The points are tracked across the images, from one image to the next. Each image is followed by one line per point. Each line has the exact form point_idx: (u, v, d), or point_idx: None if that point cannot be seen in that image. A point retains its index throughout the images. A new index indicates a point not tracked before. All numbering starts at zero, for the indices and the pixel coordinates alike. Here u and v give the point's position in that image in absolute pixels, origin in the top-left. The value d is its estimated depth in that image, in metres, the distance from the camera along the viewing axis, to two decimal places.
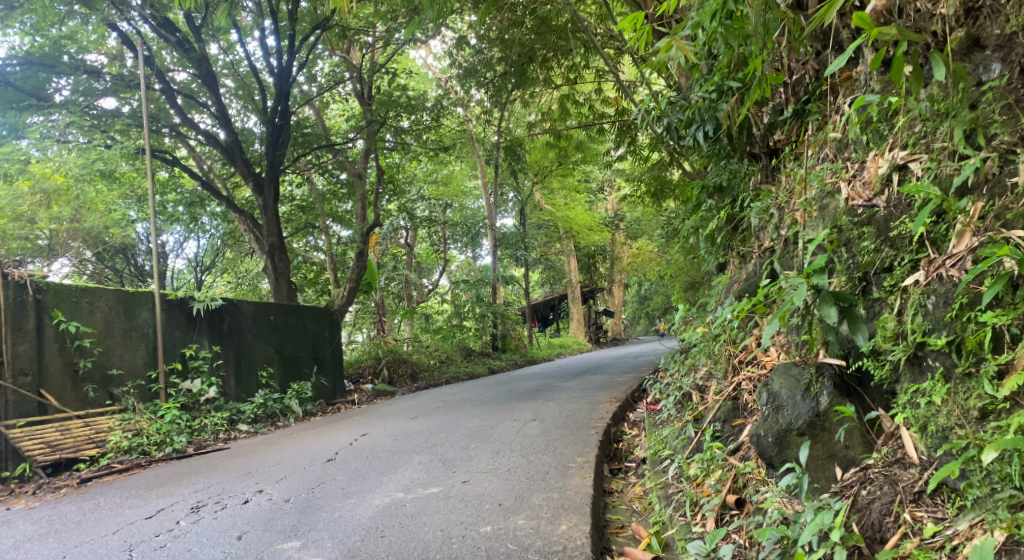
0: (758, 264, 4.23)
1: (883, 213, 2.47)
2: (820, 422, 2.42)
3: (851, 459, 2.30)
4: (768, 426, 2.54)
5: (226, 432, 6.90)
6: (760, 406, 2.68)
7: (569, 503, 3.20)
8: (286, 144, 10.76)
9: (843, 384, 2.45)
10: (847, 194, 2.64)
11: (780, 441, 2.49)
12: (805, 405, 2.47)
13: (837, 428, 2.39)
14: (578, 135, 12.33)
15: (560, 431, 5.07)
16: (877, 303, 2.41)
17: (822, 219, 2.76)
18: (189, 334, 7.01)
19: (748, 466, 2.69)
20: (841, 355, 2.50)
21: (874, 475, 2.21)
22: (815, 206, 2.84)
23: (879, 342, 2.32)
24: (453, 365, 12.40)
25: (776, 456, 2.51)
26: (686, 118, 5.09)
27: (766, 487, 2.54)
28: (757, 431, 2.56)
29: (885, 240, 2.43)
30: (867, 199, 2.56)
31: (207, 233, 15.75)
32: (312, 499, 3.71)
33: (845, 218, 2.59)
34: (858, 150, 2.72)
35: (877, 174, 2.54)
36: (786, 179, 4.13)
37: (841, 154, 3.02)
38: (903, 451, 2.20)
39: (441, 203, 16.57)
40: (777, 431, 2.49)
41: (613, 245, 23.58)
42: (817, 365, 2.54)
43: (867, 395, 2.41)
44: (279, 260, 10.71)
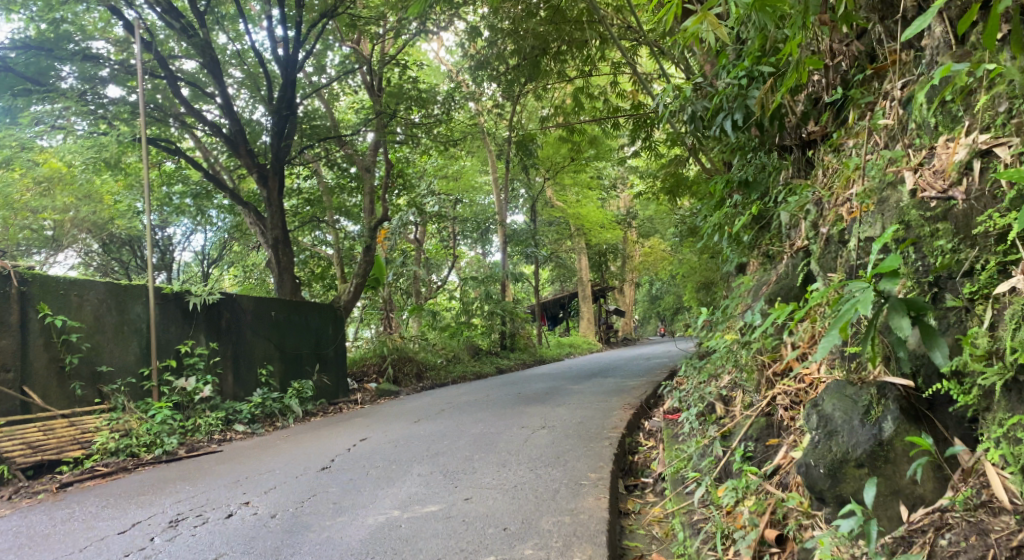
0: (790, 266, 3.89)
1: (962, 208, 2.13)
2: (884, 453, 2.10)
3: (920, 498, 2.00)
4: (819, 456, 2.24)
5: (222, 432, 6.61)
6: (807, 430, 2.37)
7: (581, 530, 2.88)
8: (291, 135, 10.48)
9: (910, 408, 2.12)
10: (912, 183, 2.32)
11: (833, 474, 2.18)
12: (863, 431, 2.17)
13: (904, 460, 2.07)
14: (593, 131, 11.98)
15: (571, 441, 4.74)
16: (952, 313, 2.09)
17: (883, 215, 2.43)
18: (185, 330, 6.74)
19: (790, 497, 2.36)
20: (908, 373, 2.17)
21: (954, 521, 1.87)
22: (874, 199, 2.53)
23: (966, 361, 1.97)
24: (460, 364, 12.08)
25: (828, 491, 2.19)
26: (712, 106, 4.72)
27: (816, 526, 2.23)
28: (806, 460, 2.25)
29: (965, 240, 2.09)
30: (940, 190, 2.22)
31: (215, 227, 15.52)
32: (300, 516, 3.43)
33: (914, 213, 2.26)
34: (925, 135, 2.40)
35: (953, 161, 2.21)
36: (824, 172, 3.77)
37: (898, 142, 2.68)
38: (990, 492, 1.86)
39: (450, 199, 16.26)
40: (830, 462, 2.19)
41: (625, 244, 23.20)
42: (877, 385, 2.21)
43: (939, 420, 2.08)
44: (283, 253, 10.39)
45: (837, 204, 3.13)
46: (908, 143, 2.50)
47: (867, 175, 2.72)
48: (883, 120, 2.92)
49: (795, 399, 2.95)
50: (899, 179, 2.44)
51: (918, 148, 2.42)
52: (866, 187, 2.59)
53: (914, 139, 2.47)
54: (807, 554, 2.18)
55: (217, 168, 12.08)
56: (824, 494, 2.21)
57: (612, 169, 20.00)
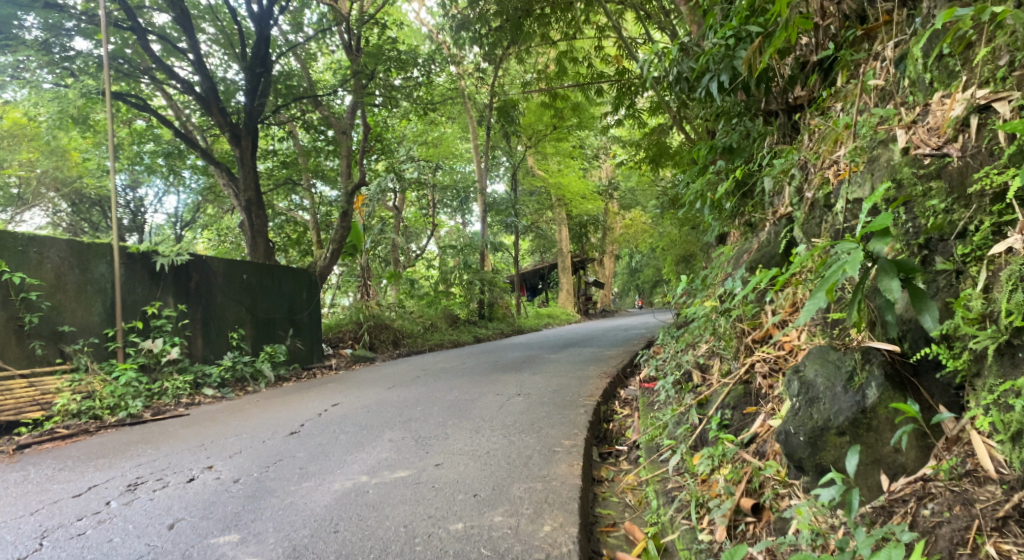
0: (773, 233, 3.82)
1: (957, 165, 2.07)
2: (866, 421, 2.05)
3: (901, 467, 1.95)
4: (799, 423, 2.18)
5: (190, 396, 6.46)
6: (788, 397, 2.31)
7: (553, 497, 2.80)
8: (265, 94, 10.16)
9: (896, 374, 2.06)
10: (904, 141, 2.26)
11: (814, 441, 2.12)
12: (846, 398, 2.11)
13: (886, 428, 2.01)
14: (576, 98, 11.78)
15: (546, 408, 4.67)
16: (941, 277, 2.03)
17: (872, 173, 2.36)
18: (152, 290, 6.55)
19: (767, 466, 2.30)
20: (893, 339, 2.11)
21: (938, 491, 1.83)
22: (864, 157, 2.45)
23: (957, 324, 1.93)
24: (437, 333, 11.98)
25: (807, 459, 2.14)
26: (697, 69, 4.57)
27: (794, 496, 2.16)
28: (787, 428, 2.21)
29: (959, 199, 2.03)
30: (935, 147, 2.15)
31: (189, 190, 15.15)
32: (264, 481, 3.32)
33: (906, 170, 2.19)
34: (918, 92, 2.33)
35: (949, 118, 2.13)
36: (810, 136, 3.67)
37: (889, 102, 2.59)
38: (975, 462, 1.83)
39: (430, 166, 16.00)
40: (811, 429, 2.13)
41: (605, 216, 23.12)
42: (861, 350, 2.16)
43: (924, 386, 2.02)
44: (257, 216, 10.14)
45: (823, 167, 3.06)
46: (900, 102, 2.41)
47: (856, 135, 2.63)
48: (873, 81, 2.82)
49: (775, 365, 2.89)
50: (891, 138, 2.36)
51: (911, 106, 2.33)
52: (856, 146, 2.51)
53: (907, 98, 2.38)
54: (783, 524, 2.12)
55: (189, 127, 11.73)
56: (802, 463, 2.16)
57: (593, 139, 19.81)
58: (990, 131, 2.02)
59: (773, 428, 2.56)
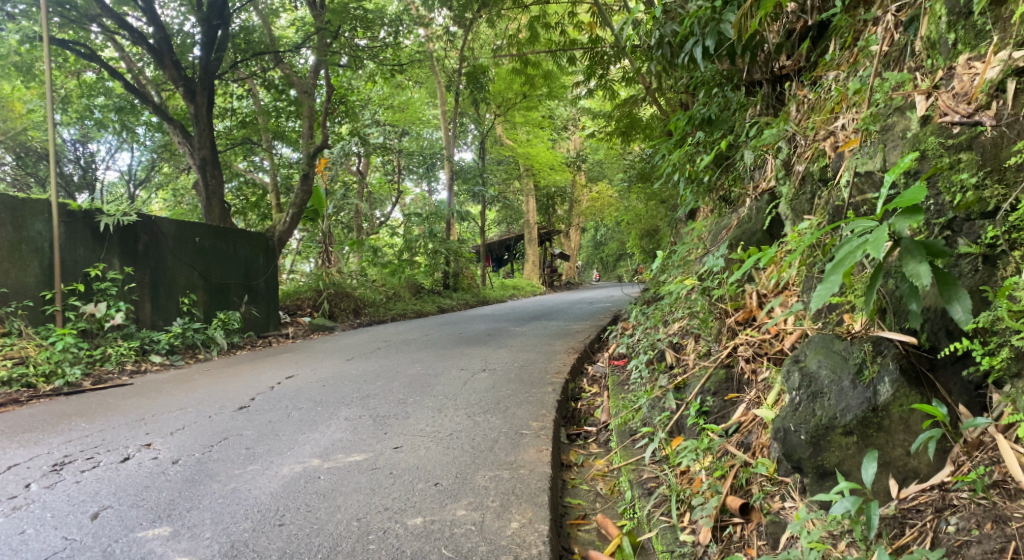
0: (756, 208, 3.63)
1: (991, 135, 1.98)
2: (877, 420, 1.96)
3: (913, 471, 1.88)
4: (800, 420, 2.08)
5: (135, 363, 6.11)
6: (786, 389, 2.21)
7: (520, 488, 2.60)
8: (223, 47, 9.58)
9: (911, 368, 1.98)
10: (925, 109, 2.20)
11: (816, 441, 2.02)
12: (855, 394, 2.02)
13: (900, 429, 1.93)
14: (548, 65, 11.43)
15: (512, 386, 4.47)
16: (965, 260, 1.96)
17: (892, 142, 2.27)
18: (95, 251, 6.12)
19: (760, 466, 2.16)
20: (909, 330, 2.02)
21: (961, 503, 1.78)
22: (879, 125, 2.35)
23: (998, 317, 1.84)
24: (401, 302, 11.67)
25: (808, 460, 2.03)
26: (680, 33, 4.31)
27: (790, 503, 2.04)
28: (788, 425, 2.09)
29: (992, 173, 1.95)
30: (965, 115, 2.07)
31: (142, 147, 14.39)
32: (206, 462, 3.05)
33: (933, 140, 2.11)
34: (938, 55, 2.26)
35: (982, 82, 2.05)
36: (798, 108, 3.48)
37: (899, 65, 2.46)
38: (1003, 471, 1.76)
39: (396, 131, 15.51)
40: (814, 427, 2.03)
41: (573, 188, 22.86)
42: (873, 341, 2.07)
43: (941, 382, 1.95)
44: (211, 176, 9.61)
45: (815, 140, 2.88)
46: (916, 65, 2.34)
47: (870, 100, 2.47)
48: (875, 46, 2.57)
49: (759, 349, 2.72)
50: (909, 105, 2.29)
51: (929, 70, 2.26)
52: (868, 113, 2.41)
53: (924, 61, 2.30)
54: (777, 530, 2.01)
55: (142, 81, 11.07)
56: (802, 464, 2.05)
57: (564, 110, 19.47)
58: None
59: (759, 418, 2.40)
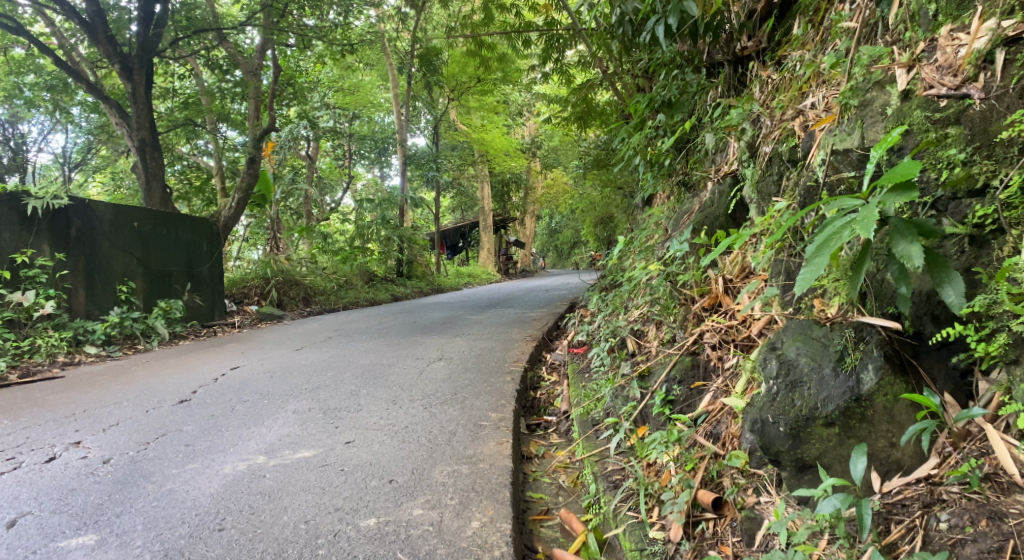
0: (718, 192, 3.55)
1: (980, 109, 1.95)
2: (860, 411, 1.92)
3: (896, 464, 1.84)
4: (778, 411, 2.02)
5: (68, 354, 5.78)
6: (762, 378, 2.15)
7: (481, 484, 2.47)
8: (162, 22, 9.10)
9: (895, 355, 1.94)
10: (906, 82, 2.17)
11: (795, 433, 1.97)
12: (836, 384, 1.97)
13: (883, 419, 1.89)
14: (502, 49, 11.24)
15: (469, 376, 4.33)
16: (952, 240, 1.95)
17: (871, 117, 2.23)
18: (22, 237, 5.73)
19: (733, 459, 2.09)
20: (892, 315, 1.99)
21: (951, 497, 1.73)
22: (857, 101, 2.31)
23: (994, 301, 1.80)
24: (353, 290, 11.39)
25: (787, 453, 1.98)
26: (641, 12, 4.20)
27: (766, 499, 1.98)
28: (766, 416, 2.03)
29: (981, 149, 1.92)
30: (953, 86, 2.02)
31: (77, 129, 13.63)
32: (140, 461, 2.82)
33: (917, 113, 2.06)
34: (918, 27, 2.22)
35: (970, 53, 2.01)
36: (762, 88, 3.42)
37: (875, 39, 2.40)
38: (994, 463, 1.72)
39: (347, 114, 15.09)
40: (794, 419, 1.97)
41: (528, 175, 22.71)
42: (854, 327, 2.03)
43: (925, 369, 1.93)
44: (150, 158, 9.13)
45: (784, 119, 2.82)
46: (893, 39, 2.31)
47: (850, 74, 2.41)
48: (847, 22, 2.55)
49: (726, 336, 2.65)
50: (889, 79, 2.25)
51: (909, 44, 2.22)
52: (847, 87, 2.37)
53: (904, 34, 2.26)
54: (753, 527, 1.96)
55: (77, 59, 10.49)
56: (779, 456, 2.00)
57: (519, 96, 19.27)
58: (1018, 68, 1.89)
59: (727, 407, 2.32)
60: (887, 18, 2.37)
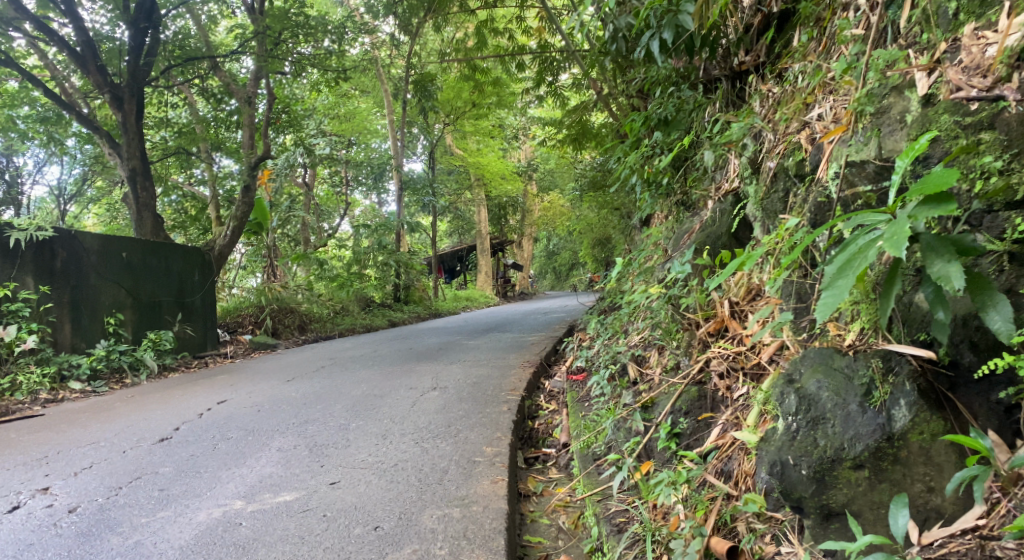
0: (720, 210, 3.41)
1: (1016, 112, 1.84)
2: (892, 452, 1.79)
3: (936, 511, 1.72)
4: (800, 451, 1.89)
5: (50, 391, 5.59)
6: (779, 413, 2.02)
7: (473, 530, 2.30)
8: (154, 51, 9.00)
9: (930, 389, 1.81)
10: (928, 87, 2.06)
11: (820, 477, 1.84)
12: (865, 421, 1.84)
13: (920, 461, 1.76)
14: (496, 73, 11.17)
15: (464, 406, 4.14)
16: (991, 257, 1.83)
17: (891, 125, 2.12)
18: (4, 270, 5.55)
19: (749, 505, 1.93)
20: (924, 343, 1.86)
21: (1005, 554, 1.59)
22: (875, 106, 2.19)
23: None
24: (350, 317, 11.21)
25: (810, 498, 1.84)
26: (635, 29, 4.08)
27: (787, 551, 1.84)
28: (787, 457, 1.91)
29: (1019, 155, 1.81)
30: (984, 87, 1.92)
31: (71, 161, 13.50)
32: (108, 509, 2.64)
33: (946, 118, 1.96)
34: (936, 28, 2.11)
35: (999, 51, 1.91)
36: (762, 103, 3.31)
37: (889, 42, 2.30)
38: None
39: (343, 141, 15.03)
40: (819, 461, 1.84)
41: (525, 198, 22.63)
42: (882, 355, 1.89)
43: (964, 403, 1.79)
44: (141, 188, 8.96)
45: (787, 132, 2.70)
46: (908, 42, 2.21)
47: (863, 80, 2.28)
48: (851, 30, 2.46)
49: (734, 363, 2.51)
50: (907, 83, 2.14)
51: (927, 46, 2.11)
52: (861, 94, 2.25)
53: (920, 35, 2.16)
54: None
55: (71, 91, 10.41)
56: (802, 503, 1.86)
57: (514, 119, 19.25)
58: None
59: (739, 441, 2.16)
60: (898, 23, 2.27)
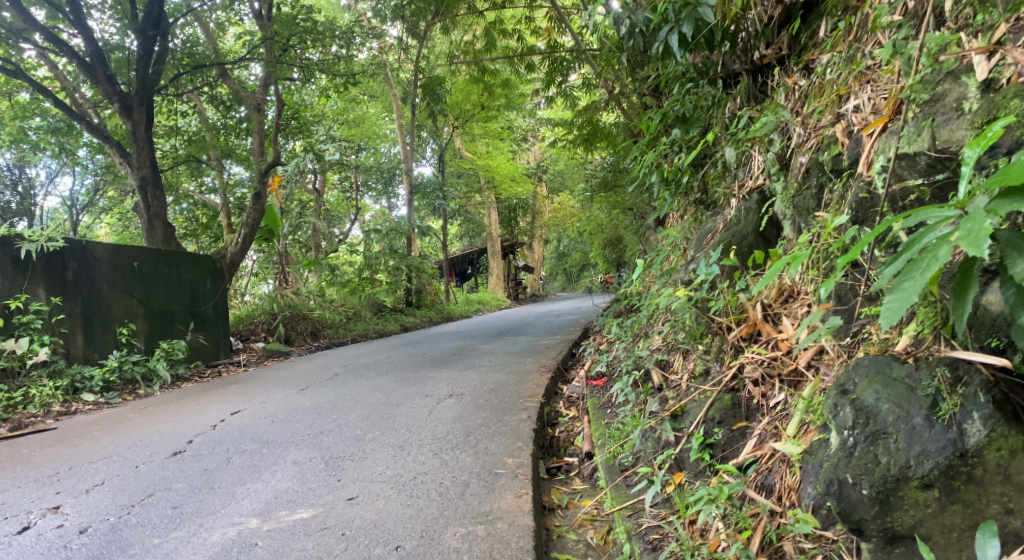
0: (744, 209, 3.29)
1: None
2: (964, 470, 1.69)
3: (1016, 534, 1.63)
4: (861, 470, 1.81)
5: (64, 403, 5.54)
6: (833, 426, 1.92)
7: (499, 550, 2.25)
8: (162, 59, 8.94)
9: (1009, 401, 1.69)
10: (987, 71, 1.95)
11: (885, 498, 1.76)
12: (933, 435, 1.74)
13: (996, 480, 1.66)
14: (505, 73, 11.05)
15: (482, 414, 4.03)
16: None
17: (950, 114, 2.01)
18: (16, 282, 5.50)
19: (801, 524, 1.88)
20: (996, 349, 1.75)
21: None
22: (928, 94, 2.08)
23: None
24: (362, 322, 11.14)
25: (873, 521, 1.77)
26: (651, 23, 3.97)
27: None
28: (845, 476, 1.82)
29: None
30: None
31: (83, 171, 13.50)
32: (121, 529, 2.57)
33: (1013, 103, 1.84)
34: (992, 10, 2.00)
35: None
36: (789, 96, 3.20)
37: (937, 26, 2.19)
38: None
39: (352, 146, 14.98)
40: (883, 481, 1.76)
41: (535, 199, 22.51)
42: (949, 363, 1.80)
43: None
44: (151, 196, 8.91)
45: (820, 126, 2.59)
46: (959, 27, 2.10)
47: (911, 66, 2.18)
48: (889, 16, 2.37)
49: (769, 369, 2.41)
50: (964, 68, 2.02)
51: (981, 29, 2.01)
52: (911, 81, 2.13)
53: (973, 18, 2.05)
54: None
55: (81, 102, 10.40)
56: (863, 525, 1.79)
57: (523, 121, 19.15)
58: None
59: (779, 453, 2.11)
60: (945, 7, 2.16)
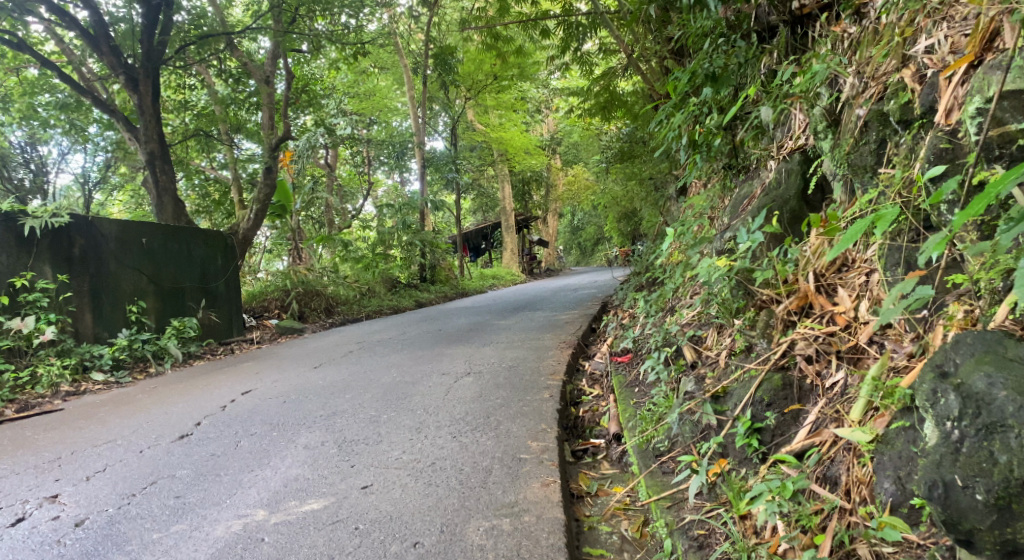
0: (785, 170, 3.01)
1: None
2: None
3: None
4: (976, 471, 1.59)
5: (73, 383, 5.40)
6: (933, 416, 1.71)
7: (528, 548, 2.07)
8: (167, 29, 8.65)
9: None
10: None
11: (1002, 506, 1.54)
12: None
13: None
14: (520, 41, 10.64)
15: (503, 393, 3.83)
16: None
17: None
18: (20, 259, 5.33)
19: (881, 528, 1.72)
20: None
21: None
22: None
23: None
24: (376, 299, 10.96)
25: (987, 532, 1.56)
26: None
27: None
28: (952, 477, 1.61)
29: None
30: None
31: (93, 148, 13.29)
32: (118, 522, 2.40)
33: None
34: None
35: None
36: (836, 46, 2.89)
37: None
38: None
39: (364, 120, 14.68)
40: (1002, 483, 1.54)
41: (549, 172, 22.11)
42: None
43: None
44: (160, 171, 8.68)
45: (880, 73, 2.38)
46: None
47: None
48: None
49: (825, 346, 2.19)
50: None
51: None
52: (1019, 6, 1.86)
53: None
54: None
55: (89, 78, 10.15)
56: (974, 535, 1.58)
57: (537, 92, 18.70)
58: None
59: (842, 442, 1.92)
60: None
